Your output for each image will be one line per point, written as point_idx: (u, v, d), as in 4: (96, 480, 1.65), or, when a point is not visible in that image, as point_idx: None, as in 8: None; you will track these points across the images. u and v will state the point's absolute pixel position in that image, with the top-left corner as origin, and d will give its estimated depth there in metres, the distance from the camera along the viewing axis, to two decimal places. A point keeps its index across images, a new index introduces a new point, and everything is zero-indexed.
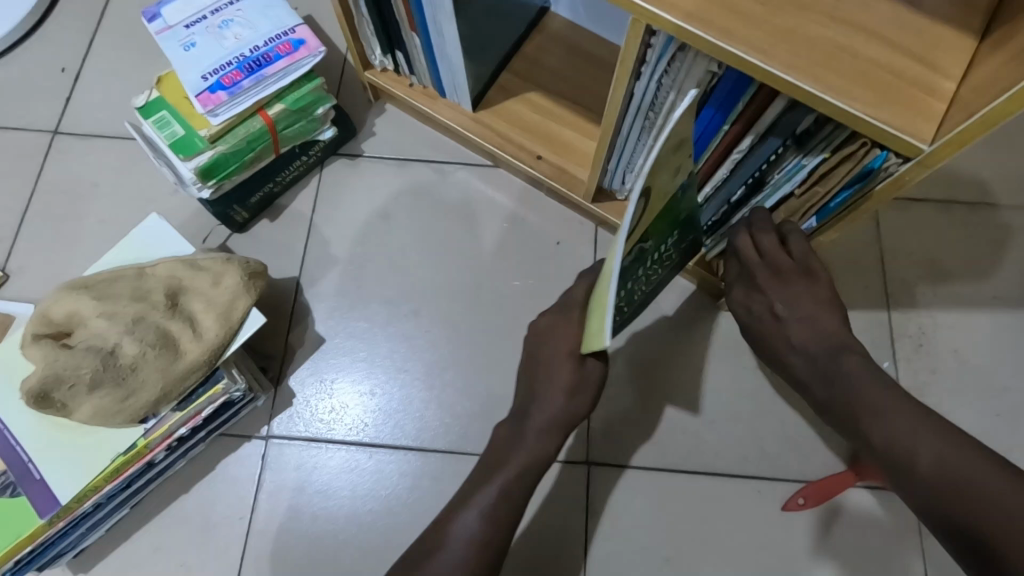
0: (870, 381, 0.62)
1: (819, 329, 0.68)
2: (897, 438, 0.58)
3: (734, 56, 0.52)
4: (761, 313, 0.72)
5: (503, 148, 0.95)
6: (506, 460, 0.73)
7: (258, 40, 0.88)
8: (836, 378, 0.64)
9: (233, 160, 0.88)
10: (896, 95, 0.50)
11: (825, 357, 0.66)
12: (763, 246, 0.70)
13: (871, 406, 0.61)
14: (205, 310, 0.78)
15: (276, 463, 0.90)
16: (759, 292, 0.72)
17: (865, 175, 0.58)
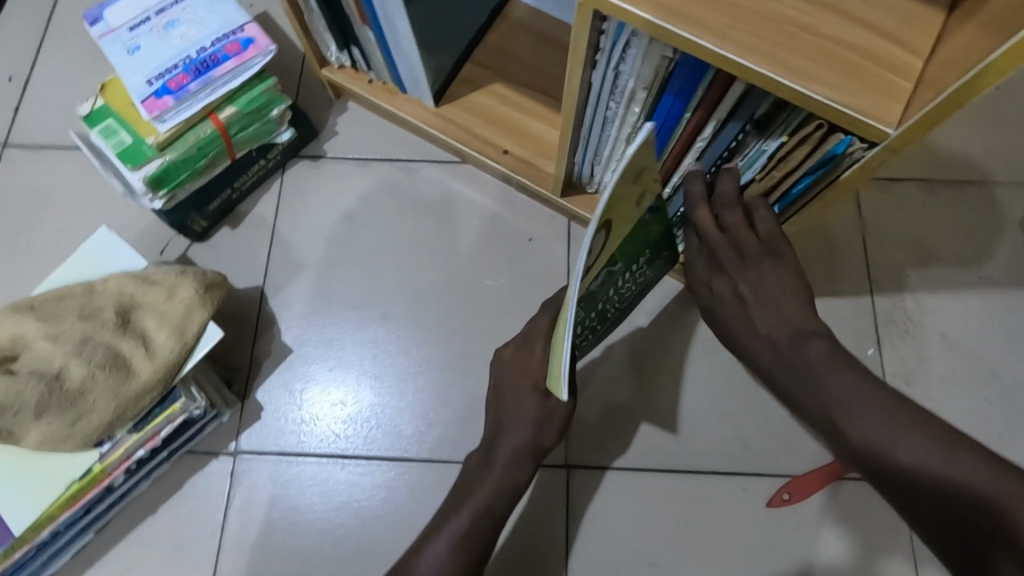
0: (837, 370, 0.57)
1: (784, 313, 0.62)
2: (873, 435, 0.52)
3: (688, 40, 0.48)
4: (725, 295, 0.67)
5: (468, 143, 0.92)
6: (474, 488, 0.72)
7: (205, 40, 0.84)
8: (804, 370, 0.58)
9: (184, 167, 0.84)
10: (860, 76, 0.46)
11: (788, 344, 0.60)
12: (726, 221, 0.64)
13: (842, 399, 0.55)
14: (156, 327, 0.75)
15: (245, 479, 0.87)
16: (722, 272, 0.66)
17: (829, 161, 0.55)
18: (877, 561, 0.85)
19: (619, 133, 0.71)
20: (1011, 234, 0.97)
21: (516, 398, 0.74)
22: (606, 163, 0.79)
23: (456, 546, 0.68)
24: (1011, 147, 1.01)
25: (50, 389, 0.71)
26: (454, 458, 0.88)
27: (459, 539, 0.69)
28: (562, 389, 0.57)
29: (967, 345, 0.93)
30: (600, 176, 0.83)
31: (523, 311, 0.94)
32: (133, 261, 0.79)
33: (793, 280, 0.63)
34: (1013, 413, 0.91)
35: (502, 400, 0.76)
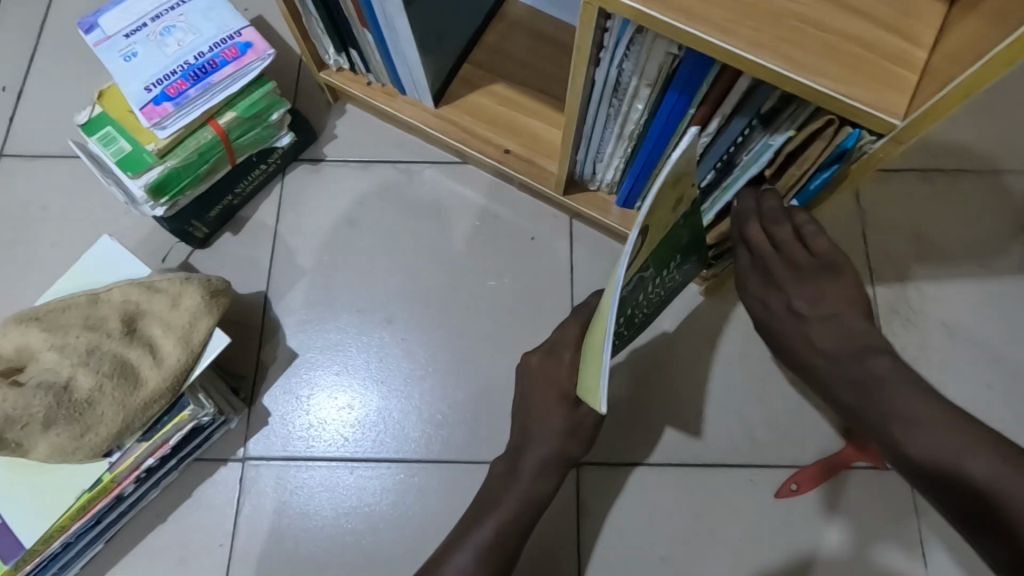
0: (899, 384, 0.56)
1: (844, 326, 0.60)
2: (937, 452, 0.52)
3: (694, 36, 0.48)
4: (780, 312, 0.64)
5: (469, 144, 0.92)
6: (500, 500, 0.73)
7: (202, 46, 0.83)
8: (851, 373, 0.59)
9: (185, 174, 0.84)
10: (866, 69, 0.47)
11: (849, 360, 0.59)
12: (779, 237, 0.62)
13: (905, 414, 0.54)
14: (163, 335, 0.75)
15: (253, 486, 0.87)
16: (777, 289, 0.64)
17: (841, 155, 0.55)
18: (886, 549, 0.85)
19: (621, 130, 0.71)
20: (1008, 222, 0.98)
21: (546, 407, 0.76)
22: (608, 160, 0.79)
23: (482, 555, 0.68)
24: (1006, 136, 1.02)
25: (56, 399, 0.71)
26: (463, 459, 0.88)
27: (487, 548, 0.69)
28: (601, 393, 0.51)
29: (967, 333, 0.94)
30: (602, 174, 0.83)
31: (528, 310, 0.94)
32: (137, 269, 0.79)
33: (850, 292, 0.62)
34: (1014, 398, 0.92)
35: (530, 410, 0.78)
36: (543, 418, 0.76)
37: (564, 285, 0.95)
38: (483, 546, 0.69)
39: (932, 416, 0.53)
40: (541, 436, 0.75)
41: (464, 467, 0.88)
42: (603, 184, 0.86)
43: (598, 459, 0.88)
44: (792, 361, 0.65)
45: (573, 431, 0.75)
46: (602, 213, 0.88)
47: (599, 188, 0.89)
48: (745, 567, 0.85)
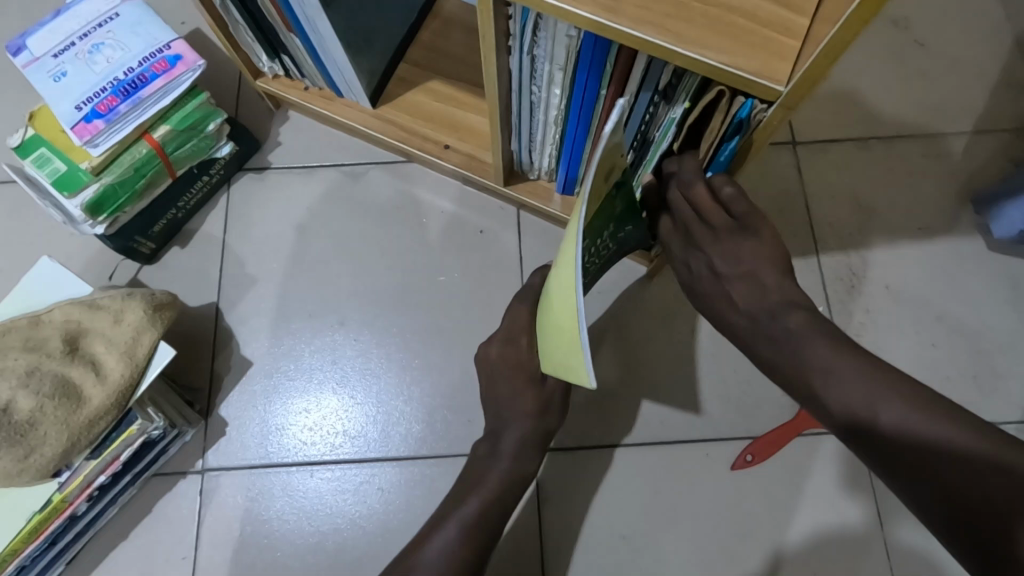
0: (813, 335, 0.57)
1: (762, 284, 0.61)
2: (850, 399, 0.53)
3: (586, 18, 0.49)
4: (702, 272, 0.65)
5: (409, 141, 0.92)
6: (485, 476, 0.73)
7: (131, 61, 0.82)
8: (779, 337, 0.58)
9: (122, 191, 0.83)
10: (751, 39, 0.48)
11: (766, 316, 0.60)
12: (695, 198, 0.63)
13: (819, 364, 0.55)
14: (106, 352, 0.75)
15: (213, 497, 0.87)
16: (697, 248, 0.65)
17: (738, 125, 0.56)
18: (842, 512, 0.87)
19: (546, 118, 0.72)
20: (947, 184, 1.00)
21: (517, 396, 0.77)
22: (541, 148, 0.80)
23: (466, 530, 0.67)
24: (940, 101, 1.03)
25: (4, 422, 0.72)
26: (421, 455, 0.89)
27: (472, 527, 0.68)
28: (587, 368, 0.47)
29: (913, 295, 0.96)
30: (539, 162, 0.83)
31: (480, 303, 0.95)
32: (77, 288, 0.78)
33: (770, 253, 0.62)
34: (960, 356, 0.94)
35: (497, 397, 0.79)
36: (515, 403, 0.77)
37: (514, 276, 0.96)
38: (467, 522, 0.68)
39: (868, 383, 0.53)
40: (514, 419, 0.76)
41: (423, 462, 0.88)
42: (541, 172, 0.87)
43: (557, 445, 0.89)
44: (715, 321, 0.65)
45: (526, 413, 0.76)
46: (543, 202, 0.89)
47: (538, 177, 0.89)
48: (706, 539, 0.87)
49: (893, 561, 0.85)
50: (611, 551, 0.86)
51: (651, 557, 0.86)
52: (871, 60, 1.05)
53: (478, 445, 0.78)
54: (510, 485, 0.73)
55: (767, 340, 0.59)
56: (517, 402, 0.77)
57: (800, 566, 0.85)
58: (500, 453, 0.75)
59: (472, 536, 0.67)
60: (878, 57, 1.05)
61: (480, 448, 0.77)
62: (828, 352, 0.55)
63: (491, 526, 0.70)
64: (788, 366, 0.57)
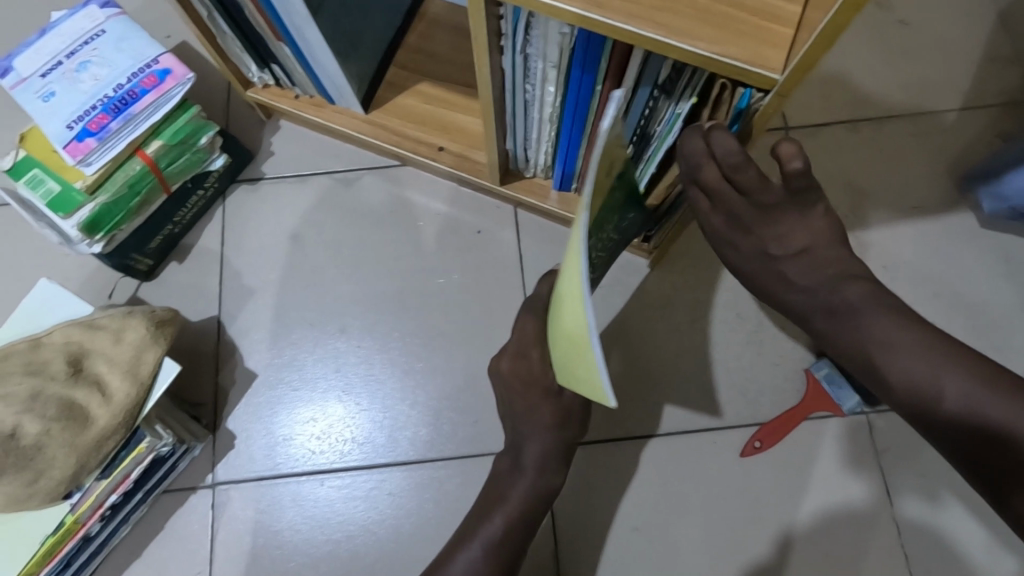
0: (871, 311, 0.59)
1: (816, 260, 0.62)
2: (916, 376, 0.57)
3: (578, 14, 0.49)
4: (751, 254, 0.65)
5: (402, 145, 0.92)
6: (507, 495, 0.74)
7: (119, 78, 0.81)
8: (839, 312, 0.61)
9: (117, 208, 0.83)
10: (744, 28, 0.48)
11: (825, 291, 0.62)
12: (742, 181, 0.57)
13: (882, 340, 0.58)
14: (108, 372, 0.74)
15: (225, 511, 0.87)
16: (747, 233, 0.63)
17: (738, 116, 0.56)
18: (852, 492, 0.88)
19: (542, 116, 0.72)
20: (939, 162, 1.01)
21: (534, 411, 0.76)
22: (537, 147, 0.80)
23: (490, 550, 0.71)
24: (929, 80, 1.04)
25: (10, 448, 0.71)
26: (428, 458, 0.89)
27: (497, 543, 0.71)
28: (605, 386, 0.46)
29: (911, 274, 0.97)
30: (535, 159, 0.84)
31: (480, 303, 0.95)
32: (78, 307, 0.78)
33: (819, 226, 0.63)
34: (960, 331, 0.94)
35: (513, 411, 0.78)
36: (533, 418, 0.76)
37: (514, 274, 0.96)
38: (491, 541, 0.71)
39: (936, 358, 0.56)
40: (534, 433, 0.76)
41: (431, 464, 0.88)
42: (537, 169, 0.87)
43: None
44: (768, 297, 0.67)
45: (547, 427, 0.76)
46: (540, 199, 0.89)
47: (534, 175, 0.89)
48: (717, 526, 0.87)
49: (904, 538, 0.86)
50: (625, 542, 0.87)
51: (665, 547, 0.87)
52: (858, 42, 1.06)
53: (500, 458, 0.79)
54: (525, 495, 0.74)
55: (826, 314, 0.62)
56: (535, 418, 0.76)
57: (812, 548, 0.86)
58: (520, 470, 0.76)
59: (496, 555, 0.71)
60: (865, 39, 1.06)
61: (502, 462, 0.78)
62: (884, 327, 0.59)
63: (516, 544, 0.72)
64: (850, 341, 0.61)
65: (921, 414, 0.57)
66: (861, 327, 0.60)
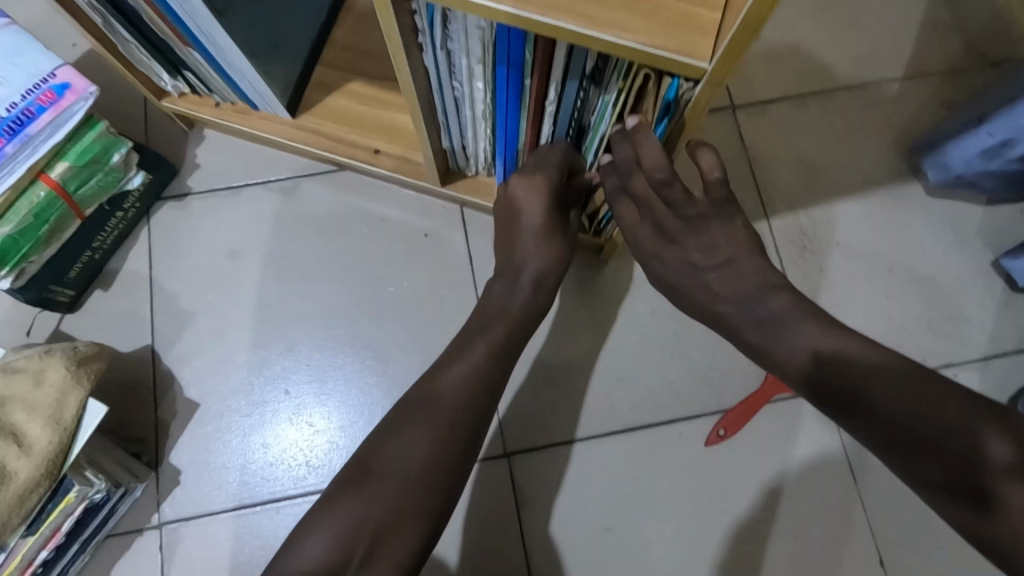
0: (801, 317, 0.55)
1: (743, 270, 0.60)
2: (840, 363, 0.50)
3: (493, 9, 0.46)
4: (676, 265, 0.63)
5: (336, 150, 0.87)
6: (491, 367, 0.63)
7: (11, 95, 0.72)
8: (768, 320, 0.56)
9: (24, 240, 0.76)
10: (668, 14, 0.45)
11: (752, 301, 0.58)
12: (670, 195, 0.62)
13: (806, 342, 0.53)
14: (28, 422, 0.68)
15: (175, 552, 0.82)
16: (671, 244, 0.63)
17: (666, 107, 0.54)
18: (819, 471, 0.88)
19: (475, 113, 0.68)
20: (884, 134, 1.01)
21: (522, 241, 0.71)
22: (475, 145, 0.76)
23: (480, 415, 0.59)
24: (871, 50, 1.03)
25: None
26: None
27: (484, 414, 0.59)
28: None
29: (862, 249, 0.97)
30: (475, 158, 0.80)
31: (433, 308, 0.91)
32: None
33: (742, 235, 0.62)
34: (913, 302, 0.95)
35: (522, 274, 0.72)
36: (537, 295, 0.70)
37: (466, 277, 0.92)
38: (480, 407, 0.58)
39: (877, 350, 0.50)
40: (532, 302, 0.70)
41: None
42: (479, 167, 0.83)
43: (485, 453, 0.87)
44: (695, 313, 0.63)
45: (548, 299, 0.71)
46: (487, 198, 0.85)
47: (477, 173, 0.86)
48: (687, 518, 0.86)
49: (870, 511, 0.86)
50: (597, 544, 0.85)
51: (636, 545, 0.85)
52: (800, 15, 1.04)
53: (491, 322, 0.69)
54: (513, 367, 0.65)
55: (756, 326, 0.57)
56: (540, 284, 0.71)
57: (782, 529, 0.86)
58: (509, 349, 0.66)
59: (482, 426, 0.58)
60: (807, 12, 1.04)
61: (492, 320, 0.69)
62: (816, 332, 0.53)
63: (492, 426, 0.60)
64: (783, 350, 0.54)
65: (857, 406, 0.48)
66: (790, 334, 0.55)
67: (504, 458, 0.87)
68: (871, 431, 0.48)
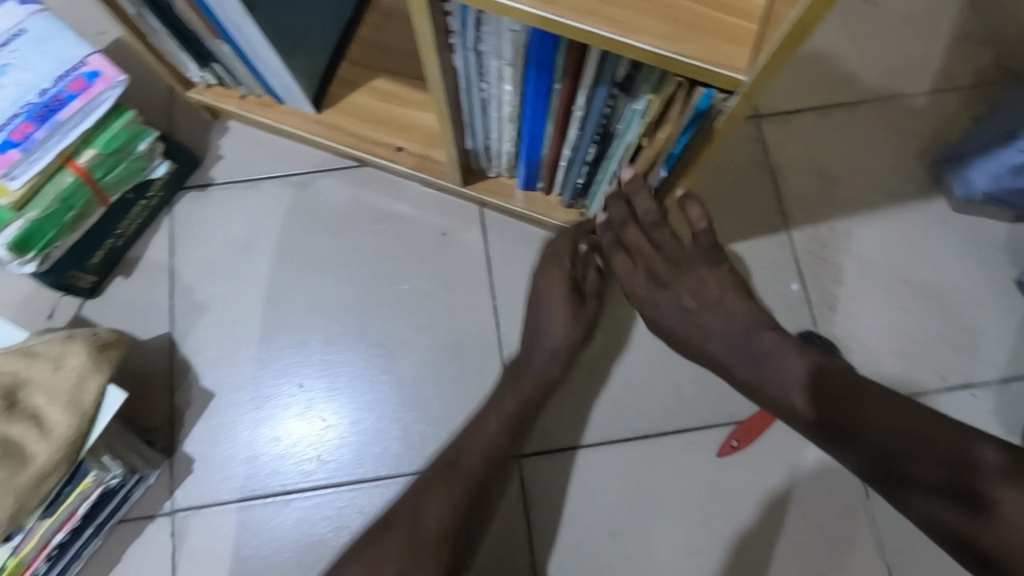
0: (787, 350, 0.59)
1: (732, 314, 0.63)
2: (825, 399, 0.54)
3: (529, 13, 0.45)
4: (672, 308, 0.65)
5: (358, 146, 0.87)
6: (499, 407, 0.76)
7: (43, 81, 0.74)
8: (760, 357, 0.60)
9: (50, 224, 0.77)
10: (706, 26, 0.45)
11: (743, 338, 0.61)
12: (657, 240, 0.65)
13: (791, 377, 0.57)
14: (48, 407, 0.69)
15: (186, 539, 0.83)
16: (663, 288, 0.65)
17: (698, 117, 0.54)
18: (829, 486, 0.87)
19: (501, 115, 0.68)
20: (909, 148, 1.00)
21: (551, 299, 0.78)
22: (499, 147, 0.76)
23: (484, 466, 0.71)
24: (899, 62, 1.02)
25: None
26: (399, 471, 0.86)
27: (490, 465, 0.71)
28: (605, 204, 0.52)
29: (882, 263, 0.96)
30: (497, 159, 0.80)
31: (447, 308, 0.91)
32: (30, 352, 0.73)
33: (727, 278, 0.65)
34: (932, 319, 0.94)
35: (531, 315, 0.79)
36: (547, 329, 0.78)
37: (482, 278, 0.92)
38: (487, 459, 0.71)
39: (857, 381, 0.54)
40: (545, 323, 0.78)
41: (403, 478, 0.85)
42: (500, 168, 0.83)
43: None
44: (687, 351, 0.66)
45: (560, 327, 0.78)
46: (506, 199, 0.85)
47: (498, 175, 0.85)
48: (696, 528, 0.86)
49: (879, 528, 0.86)
50: (603, 549, 0.85)
51: (643, 552, 0.85)
52: (827, 25, 1.03)
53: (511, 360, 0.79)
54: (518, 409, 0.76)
55: (749, 363, 0.60)
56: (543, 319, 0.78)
57: (791, 544, 0.85)
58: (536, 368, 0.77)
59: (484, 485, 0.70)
60: (835, 22, 1.03)
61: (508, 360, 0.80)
62: (802, 364, 0.57)
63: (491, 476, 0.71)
64: (776, 388, 0.58)
65: (840, 435, 0.52)
66: (780, 371, 0.58)
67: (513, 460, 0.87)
68: (861, 463, 0.51)
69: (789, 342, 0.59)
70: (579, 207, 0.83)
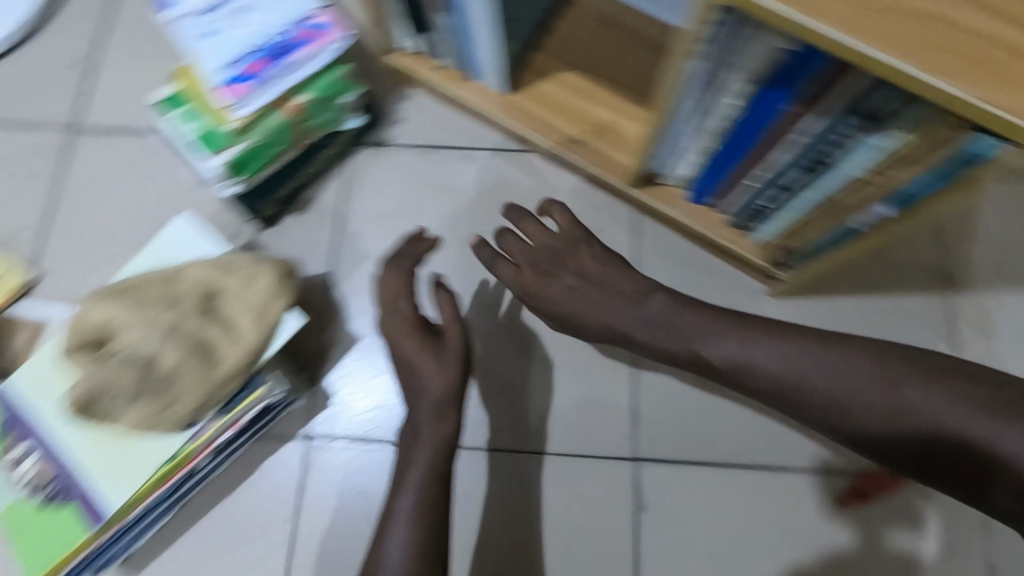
0: (779, 347, 0.59)
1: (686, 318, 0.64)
2: (835, 395, 0.56)
3: (811, 26, 0.45)
4: (636, 323, 0.67)
5: (537, 131, 0.91)
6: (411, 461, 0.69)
7: (280, 27, 0.83)
8: (735, 363, 0.60)
9: (261, 153, 0.86)
10: (1004, 70, 0.43)
11: (733, 357, 0.61)
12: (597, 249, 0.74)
13: (798, 384, 0.57)
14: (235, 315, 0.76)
15: (316, 465, 0.89)
16: (640, 303, 0.67)
17: (960, 161, 0.52)
18: (951, 556, 0.84)
19: (706, 127, 0.70)
20: None
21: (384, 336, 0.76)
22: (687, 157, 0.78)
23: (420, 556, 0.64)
24: None
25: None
26: (517, 447, 0.88)
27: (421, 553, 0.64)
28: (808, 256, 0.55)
29: None
30: (678, 168, 0.82)
31: None
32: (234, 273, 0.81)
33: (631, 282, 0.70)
34: None
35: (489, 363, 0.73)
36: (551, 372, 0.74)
37: None
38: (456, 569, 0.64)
39: (819, 364, 0.57)
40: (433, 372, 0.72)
41: (519, 456, 0.88)
42: (673, 177, 0.85)
43: (614, 453, 0.87)
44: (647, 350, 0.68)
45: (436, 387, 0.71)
46: (671, 208, 0.87)
47: (670, 183, 0.87)
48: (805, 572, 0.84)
49: None
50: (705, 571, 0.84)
51: None
52: None
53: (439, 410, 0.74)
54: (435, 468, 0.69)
55: (731, 366, 0.61)
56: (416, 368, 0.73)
57: None
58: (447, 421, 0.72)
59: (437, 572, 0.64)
60: None
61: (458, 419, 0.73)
62: (818, 363, 0.57)
63: None
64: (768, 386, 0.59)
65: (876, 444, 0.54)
66: (819, 368, 0.57)
67: (631, 462, 0.87)
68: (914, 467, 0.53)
69: (784, 347, 0.59)
70: (744, 229, 0.84)
